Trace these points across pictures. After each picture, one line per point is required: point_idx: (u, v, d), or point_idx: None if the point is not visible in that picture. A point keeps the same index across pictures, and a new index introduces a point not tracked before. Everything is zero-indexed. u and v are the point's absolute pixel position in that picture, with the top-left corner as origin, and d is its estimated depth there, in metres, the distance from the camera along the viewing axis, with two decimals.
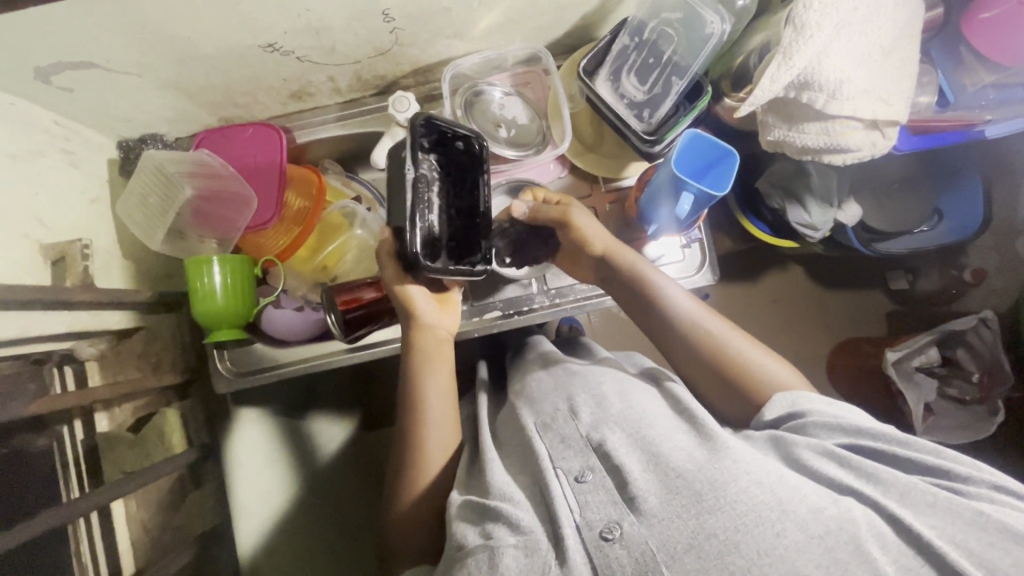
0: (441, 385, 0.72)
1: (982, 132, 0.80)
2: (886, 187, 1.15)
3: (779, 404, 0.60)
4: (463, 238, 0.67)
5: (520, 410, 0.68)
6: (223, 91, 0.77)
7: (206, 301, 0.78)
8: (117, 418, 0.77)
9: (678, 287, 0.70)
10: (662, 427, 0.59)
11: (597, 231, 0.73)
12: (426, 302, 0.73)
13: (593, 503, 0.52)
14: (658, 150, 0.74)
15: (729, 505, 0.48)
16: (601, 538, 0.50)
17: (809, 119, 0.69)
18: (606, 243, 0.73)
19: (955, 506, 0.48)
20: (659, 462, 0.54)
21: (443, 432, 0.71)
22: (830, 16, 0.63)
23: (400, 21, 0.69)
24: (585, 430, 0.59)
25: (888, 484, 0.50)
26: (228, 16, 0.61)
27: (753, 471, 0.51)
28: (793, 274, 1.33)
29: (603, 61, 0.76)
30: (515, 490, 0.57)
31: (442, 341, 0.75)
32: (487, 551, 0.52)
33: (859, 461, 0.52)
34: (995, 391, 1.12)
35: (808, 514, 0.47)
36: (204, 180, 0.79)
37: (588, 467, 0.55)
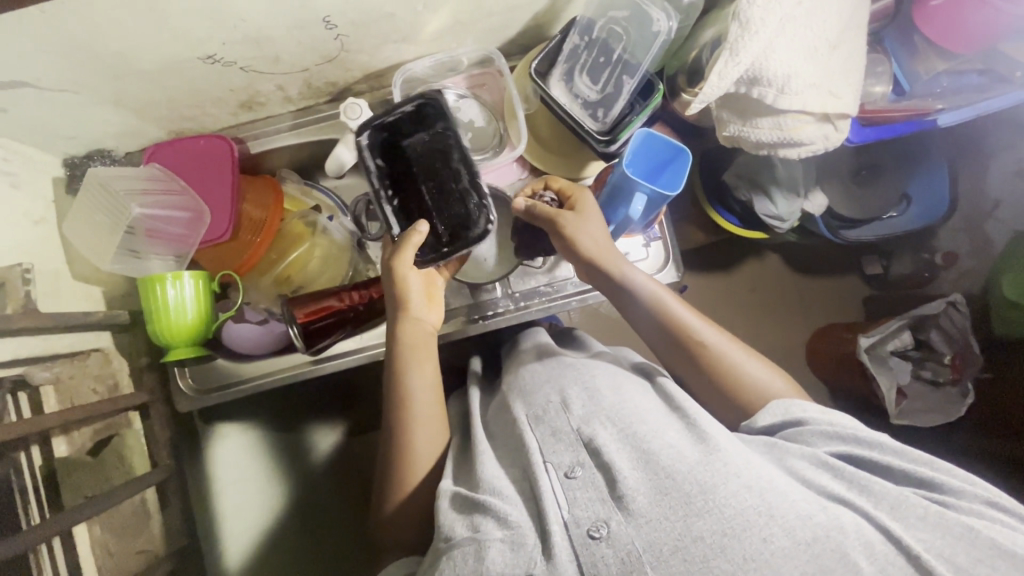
0: (425, 378, 0.71)
1: (934, 122, 0.77)
2: (852, 175, 1.15)
3: (773, 411, 0.60)
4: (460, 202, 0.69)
5: (513, 402, 0.67)
6: (168, 104, 0.75)
7: (162, 318, 0.76)
8: (77, 442, 0.74)
9: (640, 273, 0.69)
10: (654, 423, 0.58)
11: (589, 230, 0.69)
12: (416, 292, 0.71)
13: (581, 500, 0.52)
14: (614, 149, 0.74)
15: (717, 508, 0.48)
16: (588, 536, 0.49)
17: (761, 114, 0.69)
18: (595, 250, 0.69)
19: (945, 520, 0.48)
20: (649, 461, 0.53)
21: (428, 429, 0.69)
22: (775, 10, 0.62)
23: (342, 28, 0.68)
24: (577, 424, 0.59)
25: (880, 496, 0.51)
26: (160, 29, 0.59)
27: (743, 473, 0.50)
28: (768, 263, 1.34)
29: (555, 61, 0.75)
30: (506, 484, 0.57)
31: (428, 337, 0.73)
32: (474, 544, 0.51)
33: (855, 474, 0.52)
34: (967, 371, 1.13)
35: (797, 521, 0.47)
36: (154, 196, 0.78)
37: (578, 462, 0.55)
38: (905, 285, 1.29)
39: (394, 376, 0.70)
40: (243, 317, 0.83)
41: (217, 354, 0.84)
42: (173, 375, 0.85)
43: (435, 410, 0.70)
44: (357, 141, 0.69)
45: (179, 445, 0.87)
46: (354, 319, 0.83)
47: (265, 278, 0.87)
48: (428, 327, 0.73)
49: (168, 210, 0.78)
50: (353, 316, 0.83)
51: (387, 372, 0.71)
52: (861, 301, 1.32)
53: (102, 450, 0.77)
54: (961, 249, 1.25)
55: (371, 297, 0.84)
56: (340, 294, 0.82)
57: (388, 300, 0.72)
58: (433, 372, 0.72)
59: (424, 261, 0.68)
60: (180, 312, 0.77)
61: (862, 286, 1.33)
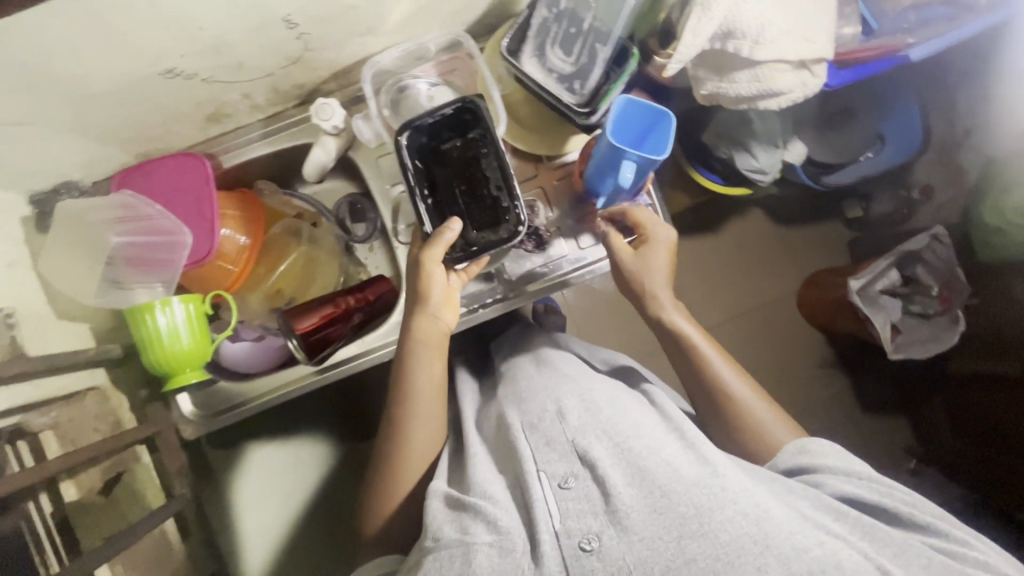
0: (433, 376, 0.71)
1: (906, 57, 0.76)
2: (826, 119, 1.16)
3: (790, 452, 0.63)
4: (490, 205, 0.69)
5: (508, 409, 0.69)
6: (133, 126, 0.72)
7: (156, 346, 0.74)
8: (85, 483, 0.72)
9: (690, 321, 0.72)
10: (649, 439, 0.59)
11: (650, 267, 0.73)
12: (438, 289, 0.70)
13: (573, 512, 0.53)
14: (596, 120, 0.73)
15: (711, 532, 0.48)
16: (578, 548, 0.51)
17: (737, 67, 0.69)
18: (647, 286, 0.73)
19: (948, 568, 0.49)
20: (644, 478, 0.53)
21: (427, 424, 0.71)
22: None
23: (304, 26, 0.66)
24: (571, 434, 0.60)
25: (884, 541, 0.51)
26: (114, 48, 0.57)
27: (740, 500, 0.50)
28: (754, 218, 1.35)
29: (525, 37, 0.73)
30: (495, 488, 0.59)
31: (443, 336, 0.72)
32: (462, 546, 0.54)
33: (859, 516, 0.53)
34: (955, 300, 1.16)
35: (792, 551, 0.46)
36: (131, 224, 0.75)
37: (572, 473, 0.56)
38: (889, 222, 1.29)
39: (401, 370, 0.71)
40: (238, 336, 0.84)
41: (216, 377, 0.83)
42: (175, 405, 0.83)
43: (436, 417, 0.72)
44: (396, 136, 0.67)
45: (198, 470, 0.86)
46: (353, 324, 0.83)
47: (257, 292, 0.87)
48: (444, 328, 0.72)
49: (148, 235, 0.76)
50: (351, 321, 0.82)
51: (395, 366, 0.72)
52: (848, 246, 1.36)
53: (113, 487, 0.75)
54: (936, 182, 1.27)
55: (367, 300, 0.83)
56: (336, 301, 0.82)
57: (410, 294, 0.72)
58: (441, 372, 0.73)
59: (457, 261, 0.67)
60: (172, 338, 0.75)
61: (846, 231, 1.37)
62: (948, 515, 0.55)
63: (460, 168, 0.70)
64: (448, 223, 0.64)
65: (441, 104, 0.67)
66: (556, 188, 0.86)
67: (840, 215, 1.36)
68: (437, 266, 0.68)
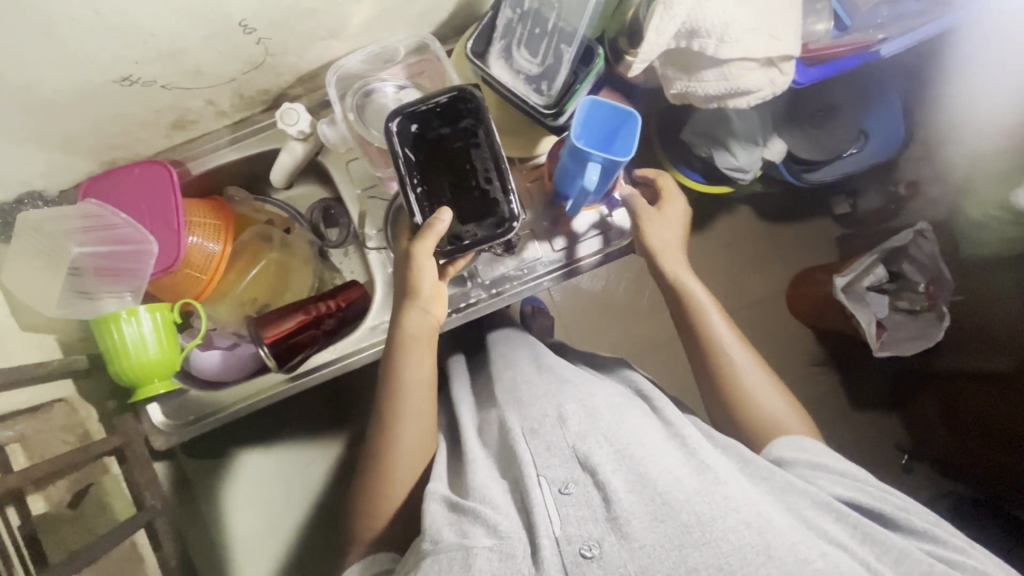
0: (422, 372, 0.71)
1: (877, 53, 0.77)
2: (811, 115, 1.14)
3: (787, 445, 0.65)
4: (482, 199, 0.67)
5: (509, 412, 0.67)
6: (93, 134, 0.71)
7: (121, 358, 0.73)
8: (54, 496, 0.71)
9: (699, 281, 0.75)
10: (651, 447, 0.59)
11: (661, 229, 0.77)
12: (429, 282, 0.69)
13: (573, 517, 0.53)
14: (564, 121, 0.73)
15: (714, 543, 0.48)
16: (578, 555, 0.50)
17: (705, 66, 0.68)
18: (659, 246, 0.77)
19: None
20: (646, 485, 0.53)
21: (417, 426, 0.70)
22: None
23: (262, 30, 0.65)
24: (571, 440, 0.59)
25: (886, 546, 0.53)
26: (62, 55, 0.56)
27: (743, 508, 0.51)
28: (742, 216, 1.34)
29: (491, 40, 0.73)
30: (494, 492, 0.58)
31: (431, 330, 0.72)
32: (461, 550, 0.53)
33: (859, 520, 0.54)
34: (942, 296, 1.14)
35: (794, 563, 0.47)
36: (96, 233, 0.74)
37: (572, 479, 0.56)
38: (873, 221, 1.31)
39: (393, 366, 0.71)
40: (212, 343, 0.84)
41: (187, 386, 0.82)
42: (145, 416, 0.82)
43: (426, 420, 0.71)
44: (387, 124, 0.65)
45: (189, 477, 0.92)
46: (323, 332, 0.82)
47: (227, 301, 0.85)
48: (434, 322, 0.72)
49: (110, 245, 0.74)
50: (323, 328, 0.81)
51: (385, 364, 0.72)
52: (837, 240, 1.33)
53: (81, 502, 0.74)
54: (921, 177, 1.26)
55: (338, 306, 0.82)
56: (307, 308, 0.81)
57: (401, 289, 0.72)
58: (430, 368, 0.73)
59: (446, 255, 0.65)
60: (137, 348, 0.74)
61: (837, 224, 1.33)
62: (943, 524, 0.57)
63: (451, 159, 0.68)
64: (438, 214, 0.62)
65: (435, 91, 0.65)
66: (527, 191, 0.85)
67: (829, 211, 1.34)
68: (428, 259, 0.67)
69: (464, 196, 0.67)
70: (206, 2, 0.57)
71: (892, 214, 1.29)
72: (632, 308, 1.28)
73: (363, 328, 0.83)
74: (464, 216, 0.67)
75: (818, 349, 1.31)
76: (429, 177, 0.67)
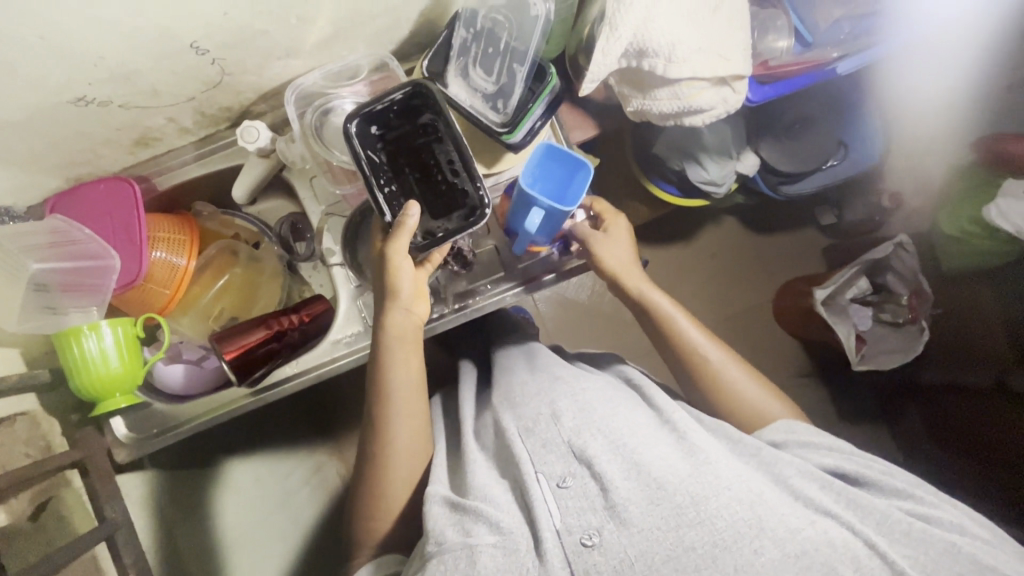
0: (410, 374, 0.70)
1: (832, 72, 0.77)
2: (787, 128, 1.10)
3: (774, 430, 0.66)
4: (449, 193, 0.68)
5: (502, 412, 0.69)
6: (55, 152, 0.72)
7: (84, 372, 0.74)
8: (16, 507, 0.70)
9: (661, 295, 0.75)
10: (642, 435, 0.61)
11: (615, 252, 0.77)
12: (408, 284, 0.69)
13: (573, 509, 0.55)
14: (519, 140, 0.73)
15: (709, 520, 0.51)
16: (580, 544, 0.52)
17: (659, 85, 0.68)
18: (617, 267, 0.76)
19: (929, 535, 0.53)
20: (641, 472, 0.55)
21: (410, 428, 0.69)
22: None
23: (216, 51, 0.66)
24: (567, 435, 0.61)
25: (867, 509, 0.56)
26: (10, 79, 0.57)
27: (734, 487, 0.54)
28: (727, 227, 1.33)
29: (446, 59, 0.73)
30: (498, 490, 0.59)
31: (414, 329, 0.71)
32: (466, 549, 0.54)
33: (843, 488, 0.57)
34: (922, 309, 1.13)
35: (785, 534, 0.50)
36: (59, 250, 0.75)
37: (569, 472, 0.58)
38: (859, 231, 1.28)
39: (380, 371, 0.70)
40: (179, 355, 0.85)
41: (153, 400, 0.84)
42: (108, 429, 0.83)
43: (418, 421, 0.70)
44: (345, 129, 0.65)
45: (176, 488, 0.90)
46: (284, 347, 0.82)
47: (191, 313, 0.86)
48: (416, 320, 0.72)
49: (72, 260, 0.75)
50: (285, 341, 0.82)
51: (373, 364, 0.71)
52: (824, 252, 1.32)
53: (42, 513, 0.72)
54: (905, 189, 1.24)
55: (301, 320, 0.83)
56: (269, 322, 0.81)
57: (378, 289, 0.71)
58: (418, 368, 0.72)
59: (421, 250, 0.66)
60: (99, 362, 0.74)
61: (822, 237, 1.32)
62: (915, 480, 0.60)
63: (414, 157, 0.69)
64: (406, 214, 0.63)
65: (388, 92, 0.65)
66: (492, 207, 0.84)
67: (815, 222, 1.32)
68: (404, 259, 0.67)
69: (430, 189, 0.69)
70: (154, 24, 0.58)
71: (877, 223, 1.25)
72: (615, 317, 1.27)
73: (326, 342, 0.84)
74: (433, 210, 0.68)
75: (805, 360, 1.30)
76: (392, 177, 0.68)
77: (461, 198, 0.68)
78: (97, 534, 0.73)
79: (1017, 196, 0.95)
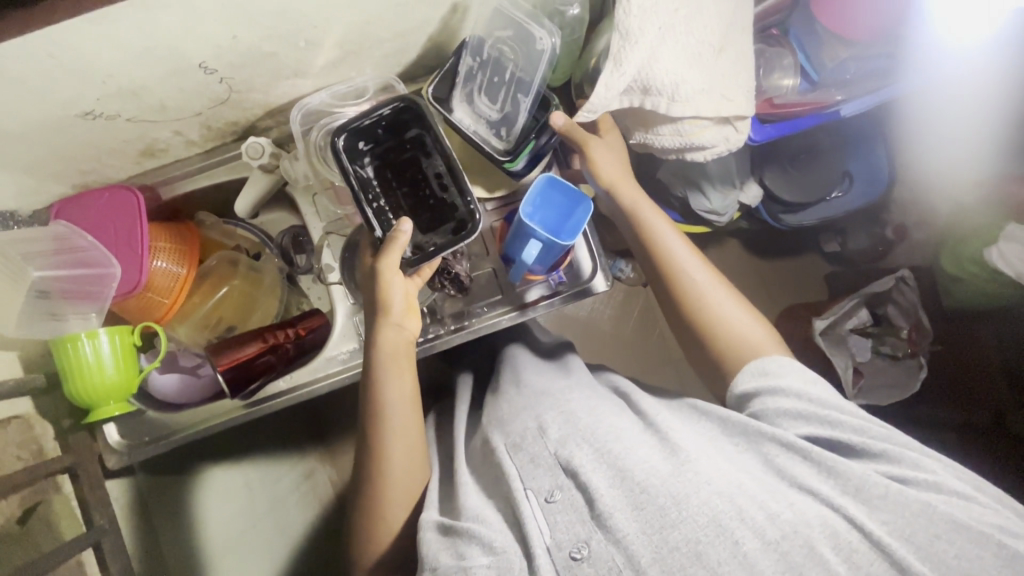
0: (404, 390, 0.68)
1: (837, 113, 0.82)
2: (792, 159, 1.10)
3: (749, 374, 0.64)
4: (437, 203, 0.70)
5: (491, 433, 0.67)
6: (63, 162, 0.74)
7: (81, 380, 0.74)
8: (4, 510, 0.69)
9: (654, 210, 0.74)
10: (629, 439, 0.60)
11: (610, 162, 0.75)
12: (397, 299, 0.68)
13: (562, 523, 0.54)
14: (521, 168, 0.75)
15: (691, 517, 0.51)
16: (569, 558, 0.52)
17: (661, 122, 0.73)
18: (612, 175, 0.75)
19: (905, 498, 0.51)
20: (625, 477, 0.55)
21: (407, 445, 0.67)
22: (652, 20, 0.64)
23: (223, 71, 0.67)
24: (554, 447, 0.60)
25: (845, 477, 0.53)
26: (22, 95, 0.58)
27: (714, 481, 0.53)
28: (730, 249, 1.27)
29: (453, 86, 0.74)
30: (489, 513, 0.59)
31: (407, 344, 0.70)
32: (460, 572, 0.54)
33: (820, 455, 0.55)
34: (922, 345, 1.12)
35: (765, 520, 0.50)
36: (60, 256, 0.76)
37: (557, 486, 0.57)
38: (863, 260, 1.25)
39: (370, 386, 0.68)
40: (176, 362, 0.85)
41: (146, 407, 0.84)
42: (101, 435, 0.83)
43: (415, 438, 0.68)
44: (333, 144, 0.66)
45: (166, 494, 0.89)
46: (281, 360, 0.82)
47: (189, 322, 0.87)
48: (408, 336, 0.70)
49: (76, 267, 0.77)
50: (280, 355, 0.82)
51: (364, 383, 0.68)
52: (826, 279, 1.27)
53: (30, 518, 0.72)
54: (909, 222, 1.22)
55: (298, 333, 0.83)
56: (265, 335, 0.81)
57: (369, 304, 0.70)
58: (413, 383, 0.69)
59: (412, 264, 0.66)
60: (96, 370, 0.75)
61: (825, 263, 1.27)
62: (898, 434, 0.57)
63: (401, 171, 0.71)
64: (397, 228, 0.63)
65: (375, 107, 0.67)
66: (491, 229, 0.85)
67: (817, 247, 1.27)
68: (394, 276, 0.66)
69: (418, 202, 0.71)
70: (163, 46, 0.59)
71: (881, 255, 1.23)
72: (614, 337, 1.27)
73: (322, 357, 0.84)
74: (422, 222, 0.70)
75: None
76: (379, 190, 0.70)
77: (449, 208, 0.70)
78: (82, 541, 0.73)
79: (1019, 240, 0.95)
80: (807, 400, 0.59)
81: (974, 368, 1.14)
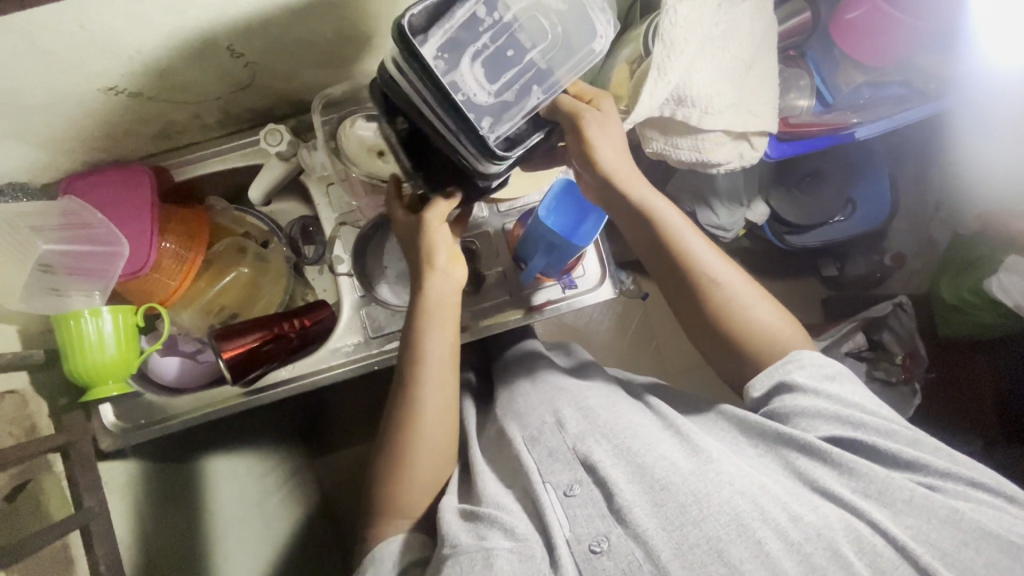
0: (445, 340, 0.66)
1: (852, 135, 0.83)
2: (797, 179, 1.11)
3: (767, 377, 0.63)
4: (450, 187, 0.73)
5: (507, 426, 0.68)
6: (78, 137, 0.73)
7: (88, 355, 0.73)
8: None
9: (663, 200, 0.67)
10: (645, 436, 0.60)
11: (610, 144, 0.65)
12: (444, 248, 0.66)
13: (581, 517, 0.55)
14: (496, 171, 0.60)
15: (712, 516, 0.51)
16: (589, 551, 0.52)
17: (680, 134, 0.76)
18: (614, 168, 0.66)
19: (931, 503, 0.52)
20: (644, 473, 0.56)
21: (440, 397, 0.65)
22: (695, 32, 0.69)
23: (250, 56, 0.68)
24: (571, 442, 0.61)
25: (867, 479, 0.54)
26: (49, 64, 0.58)
27: (736, 481, 0.53)
28: None
29: (442, 24, 0.56)
30: (508, 500, 0.59)
31: (453, 294, 0.67)
32: (482, 551, 0.53)
33: (840, 455, 0.55)
34: (916, 371, 1.13)
35: (789, 523, 0.51)
36: (71, 232, 0.74)
37: (576, 480, 0.58)
38: (861, 285, 1.24)
39: (412, 334, 0.66)
40: (176, 346, 0.85)
41: (142, 390, 0.82)
42: (96, 415, 0.82)
43: (450, 389, 0.66)
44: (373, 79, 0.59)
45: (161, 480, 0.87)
46: (284, 350, 0.81)
47: (193, 306, 0.86)
48: (456, 284, 0.68)
49: (84, 245, 0.75)
50: (284, 345, 0.81)
51: (406, 326, 0.66)
52: (823, 302, 1.27)
53: (17, 496, 0.70)
54: (907, 249, 1.23)
55: (302, 325, 0.82)
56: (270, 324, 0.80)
57: (413, 259, 0.68)
58: (455, 336, 0.67)
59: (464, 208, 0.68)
60: (102, 346, 0.74)
61: (822, 286, 1.28)
62: (925, 437, 0.57)
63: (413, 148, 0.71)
64: (456, 188, 0.65)
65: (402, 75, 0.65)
66: (503, 233, 0.86)
67: (816, 271, 1.28)
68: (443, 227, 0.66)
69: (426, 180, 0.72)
70: (194, 26, 0.59)
71: (877, 282, 1.24)
72: (611, 347, 1.27)
73: (324, 349, 0.84)
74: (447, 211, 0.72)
75: None
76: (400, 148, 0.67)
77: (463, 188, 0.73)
78: (72, 522, 0.71)
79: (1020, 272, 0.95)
80: (825, 398, 0.59)
81: (970, 394, 1.16)
